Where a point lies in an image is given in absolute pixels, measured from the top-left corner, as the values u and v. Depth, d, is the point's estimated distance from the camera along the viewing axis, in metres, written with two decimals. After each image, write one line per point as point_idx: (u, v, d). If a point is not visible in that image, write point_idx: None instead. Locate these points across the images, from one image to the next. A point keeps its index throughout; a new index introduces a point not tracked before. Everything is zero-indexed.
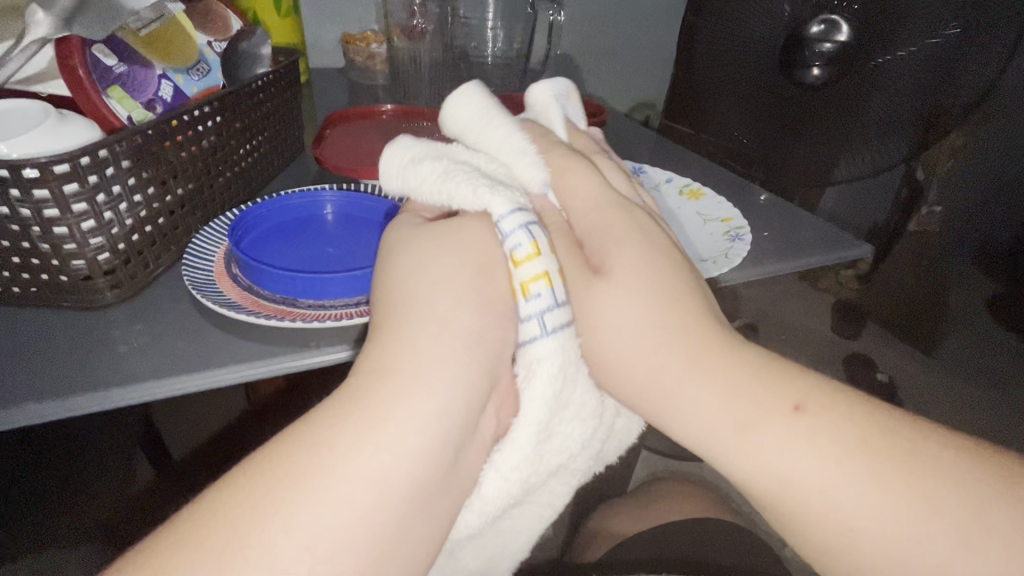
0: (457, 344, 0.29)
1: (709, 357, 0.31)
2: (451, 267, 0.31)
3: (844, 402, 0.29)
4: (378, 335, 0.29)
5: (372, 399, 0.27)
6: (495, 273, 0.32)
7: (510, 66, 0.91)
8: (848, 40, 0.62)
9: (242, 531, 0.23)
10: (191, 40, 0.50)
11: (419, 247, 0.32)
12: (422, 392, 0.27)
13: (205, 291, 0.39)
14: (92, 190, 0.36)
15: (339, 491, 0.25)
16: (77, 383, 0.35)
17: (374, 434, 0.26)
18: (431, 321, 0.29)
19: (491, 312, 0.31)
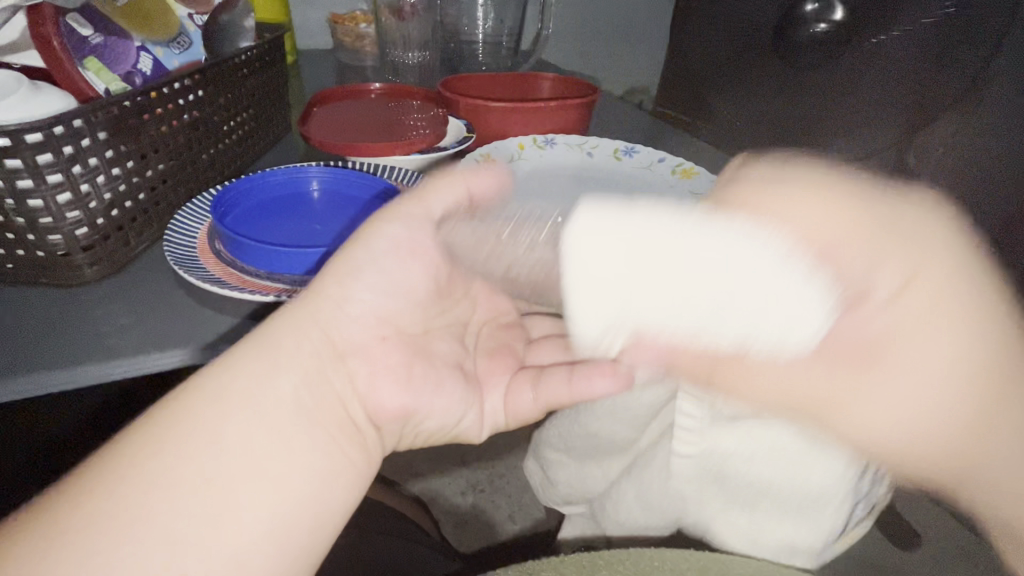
0: (307, 324, 0.33)
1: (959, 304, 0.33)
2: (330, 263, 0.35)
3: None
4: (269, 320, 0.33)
5: (243, 370, 0.31)
6: (360, 251, 0.34)
7: (501, 45, 0.89)
8: (844, 19, 0.59)
9: (129, 476, 0.28)
10: (169, 13, 0.49)
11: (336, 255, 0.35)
12: (286, 363, 0.32)
13: (188, 267, 0.38)
14: (66, 161, 0.35)
15: (205, 442, 0.29)
16: (58, 359, 0.34)
17: (240, 397, 0.31)
18: (305, 308, 0.33)
19: (347, 294, 0.34)
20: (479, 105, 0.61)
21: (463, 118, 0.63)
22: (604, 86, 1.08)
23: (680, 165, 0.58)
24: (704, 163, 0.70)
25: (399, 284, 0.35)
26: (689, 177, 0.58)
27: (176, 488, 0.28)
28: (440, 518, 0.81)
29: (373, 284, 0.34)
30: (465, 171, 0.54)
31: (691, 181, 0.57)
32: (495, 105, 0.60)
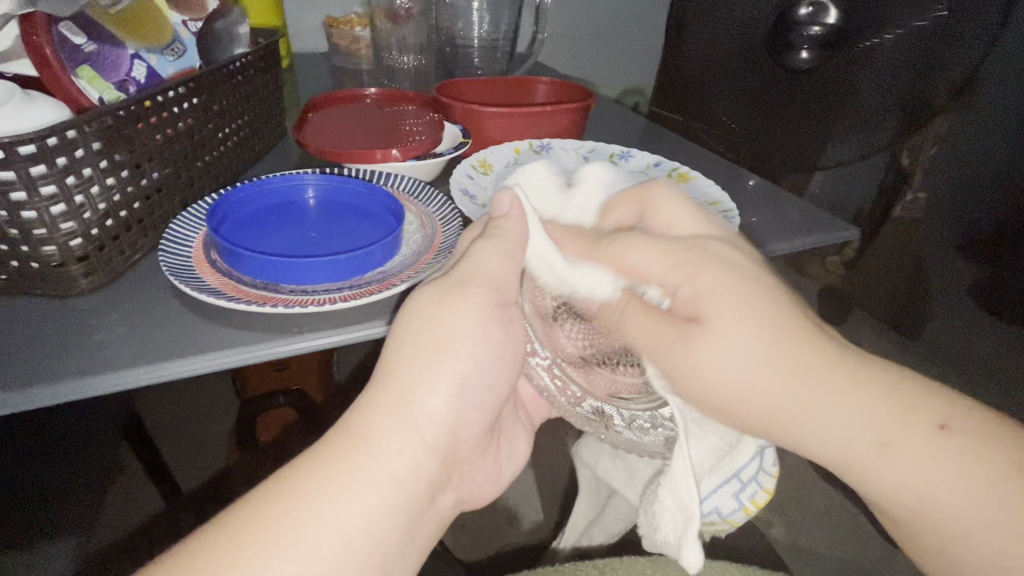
0: (398, 422, 0.33)
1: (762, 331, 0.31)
2: (435, 334, 0.34)
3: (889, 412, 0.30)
4: (369, 399, 0.33)
5: (343, 462, 0.31)
6: (462, 348, 0.34)
7: (497, 49, 0.89)
8: (837, 24, 0.62)
9: (235, 568, 0.27)
10: (164, 20, 0.48)
11: (435, 320, 0.34)
12: (388, 452, 0.32)
13: (183, 277, 0.38)
14: (60, 173, 0.34)
15: (312, 537, 0.29)
16: (51, 372, 0.34)
17: (345, 487, 0.30)
18: (413, 399, 0.33)
19: (453, 396, 0.34)
20: (474, 111, 0.60)
21: (459, 123, 0.63)
22: (599, 88, 1.08)
23: (676, 169, 0.59)
24: (698, 167, 0.71)
25: (490, 381, 0.36)
26: (685, 181, 0.58)
27: None
28: None
29: (473, 379, 0.35)
30: (462, 177, 0.54)
31: (688, 186, 0.57)
32: (492, 111, 0.60)
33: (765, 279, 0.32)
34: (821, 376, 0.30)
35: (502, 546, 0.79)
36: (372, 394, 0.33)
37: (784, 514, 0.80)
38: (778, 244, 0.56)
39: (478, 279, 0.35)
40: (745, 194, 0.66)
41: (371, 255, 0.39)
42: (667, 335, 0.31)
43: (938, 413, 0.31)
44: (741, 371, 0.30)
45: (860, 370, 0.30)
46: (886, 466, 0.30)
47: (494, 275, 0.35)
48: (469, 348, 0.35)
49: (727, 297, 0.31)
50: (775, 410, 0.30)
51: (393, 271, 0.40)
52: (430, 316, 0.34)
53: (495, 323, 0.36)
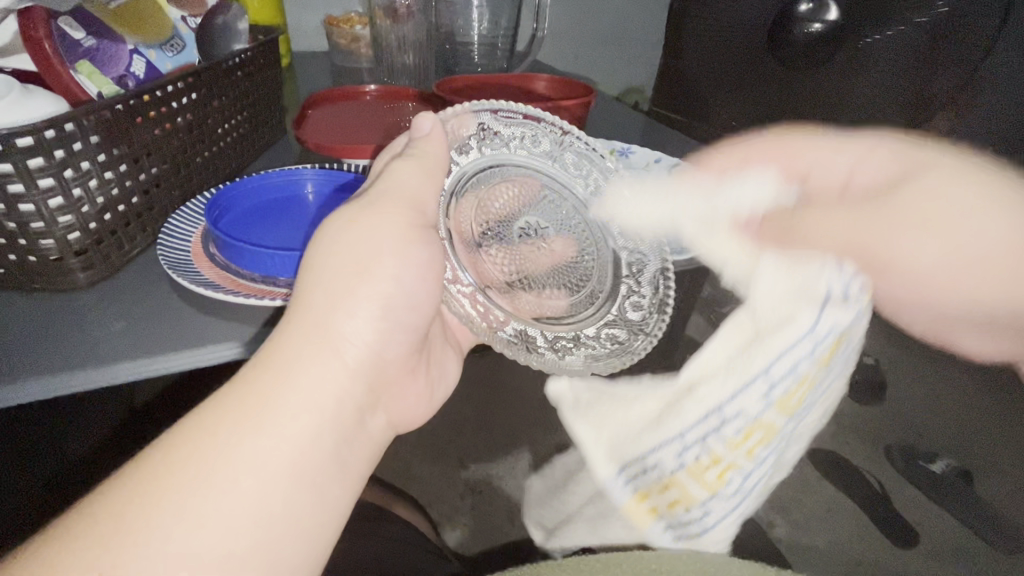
0: (317, 344, 0.32)
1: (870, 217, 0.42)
2: (351, 257, 0.33)
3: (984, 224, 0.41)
4: (284, 325, 0.32)
5: (255, 389, 0.30)
6: (381, 272, 0.34)
7: (496, 47, 0.89)
8: (837, 20, 0.60)
9: (150, 507, 0.27)
10: (163, 17, 0.49)
11: (347, 242, 0.33)
12: (311, 372, 0.31)
13: (182, 271, 0.37)
14: (58, 165, 0.34)
15: (234, 469, 0.28)
16: (50, 365, 0.34)
17: (262, 416, 0.29)
18: (328, 318, 0.32)
19: (373, 316, 0.34)
20: None
21: (459, 120, 0.63)
22: (599, 86, 1.08)
23: (677, 165, 0.58)
24: None
25: (413, 303, 0.36)
26: None
27: (203, 528, 0.27)
28: (440, 522, 0.81)
29: (396, 301, 0.35)
30: None
31: None
32: None
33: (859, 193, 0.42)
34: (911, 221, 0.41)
35: (504, 544, 0.79)
36: (289, 319, 0.32)
37: (788, 512, 0.80)
38: None
39: (395, 198, 0.34)
40: None
41: None
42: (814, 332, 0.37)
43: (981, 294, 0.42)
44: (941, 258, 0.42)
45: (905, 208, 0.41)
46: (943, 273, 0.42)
47: (410, 193, 0.35)
48: (387, 270, 0.34)
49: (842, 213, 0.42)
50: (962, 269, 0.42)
51: None
52: (347, 236, 0.34)
53: (415, 243, 0.35)
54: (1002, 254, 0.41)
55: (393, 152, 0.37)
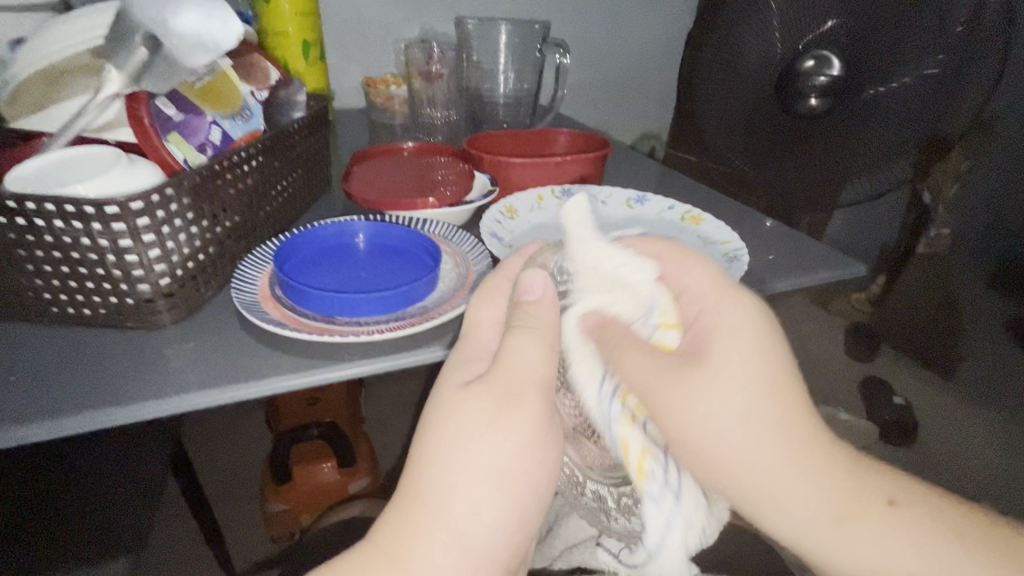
0: (451, 542, 0.35)
1: (795, 436, 0.38)
2: (490, 457, 0.36)
3: (911, 489, 0.40)
4: (420, 513, 0.36)
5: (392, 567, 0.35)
6: (515, 474, 0.37)
7: (520, 103, 0.98)
8: (841, 74, 0.68)
9: None
10: (237, 90, 0.57)
11: (484, 441, 0.36)
12: (441, 564, 0.35)
13: (253, 310, 0.43)
14: (159, 223, 0.41)
15: None
16: (143, 393, 0.39)
17: None
18: (461, 513, 0.36)
19: (504, 518, 0.37)
20: (501, 161, 0.67)
21: (488, 172, 0.70)
22: (619, 135, 1.15)
23: (688, 212, 0.63)
24: (711, 209, 0.76)
25: (541, 500, 0.39)
26: (697, 223, 0.62)
27: None
28: None
29: (521, 499, 0.37)
30: (491, 222, 0.60)
31: (699, 228, 0.61)
32: (518, 162, 0.66)
33: (761, 328, 0.39)
34: (818, 455, 0.38)
35: None
36: (426, 509, 0.36)
37: None
38: (789, 279, 0.61)
39: (522, 386, 0.37)
40: (757, 233, 0.70)
41: (414, 291, 0.44)
42: (661, 376, 0.36)
43: (886, 489, 0.39)
44: (728, 420, 0.37)
45: (800, 404, 0.38)
46: (837, 535, 0.38)
47: (535, 382, 0.37)
48: (510, 470, 0.36)
49: (715, 318, 0.39)
50: (736, 450, 0.37)
51: (432, 305, 0.45)
52: (479, 434, 0.36)
53: (543, 439, 0.37)
54: (853, 464, 0.39)
55: (505, 297, 0.41)
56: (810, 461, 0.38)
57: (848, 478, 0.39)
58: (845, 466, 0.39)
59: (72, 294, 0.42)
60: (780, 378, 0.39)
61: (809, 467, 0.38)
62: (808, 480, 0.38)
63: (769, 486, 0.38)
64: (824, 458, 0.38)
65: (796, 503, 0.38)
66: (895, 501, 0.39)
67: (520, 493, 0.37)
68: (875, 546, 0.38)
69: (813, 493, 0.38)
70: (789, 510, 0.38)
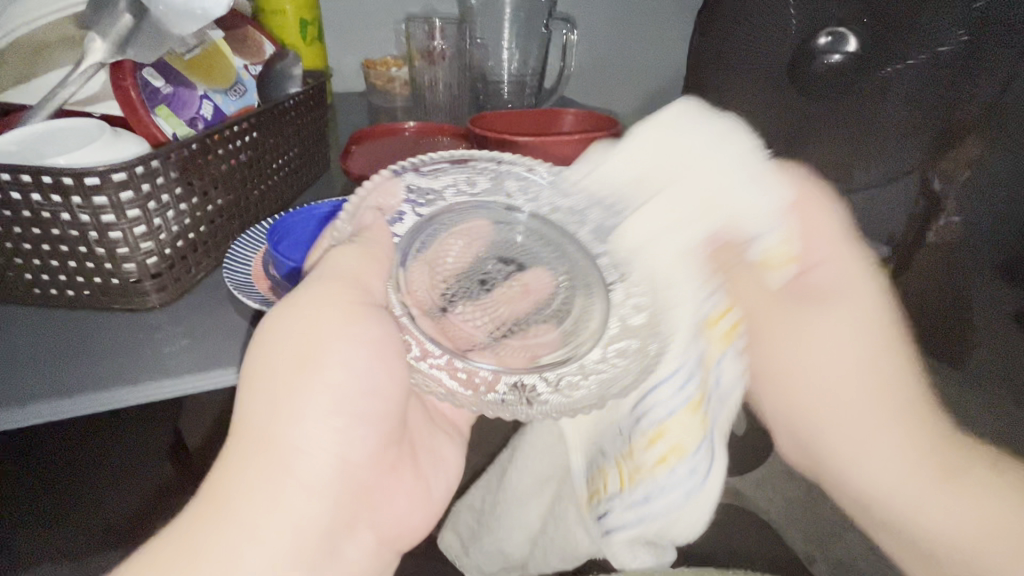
0: (283, 443, 0.34)
1: (904, 424, 0.50)
2: (320, 347, 0.35)
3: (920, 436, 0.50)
4: (254, 418, 0.34)
5: (237, 483, 0.32)
6: (340, 354, 0.36)
7: (525, 84, 0.95)
8: (857, 51, 0.64)
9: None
10: (229, 64, 0.54)
11: (301, 329, 0.35)
12: (294, 463, 0.34)
13: (246, 292, 0.41)
14: (144, 198, 0.38)
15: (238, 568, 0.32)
16: (127, 376, 0.37)
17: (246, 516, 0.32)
18: (297, 403, 0.34)
19: (345, 400, 0.36)
20: (506, 141, 0.64)
21: (492, 153, 0.67)
22: (624, 120, 1.12)
23: None
24: None
25: (388, 382, 0.38)
26: None
27: None
28: None
29: (352, 453, 0.37)
30: None
31: None
32: (524, 140, 0.63)
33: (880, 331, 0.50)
34: (911, 424, 0.50)
35: None
36: (258, 413, 0.34)
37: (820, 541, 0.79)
38: None
39: (343, 287, 0.36)
40: None
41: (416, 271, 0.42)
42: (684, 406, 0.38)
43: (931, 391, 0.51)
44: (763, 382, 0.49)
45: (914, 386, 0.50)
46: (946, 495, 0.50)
47: (351, 274, 0.36)
48: (337, 427, 0.36)
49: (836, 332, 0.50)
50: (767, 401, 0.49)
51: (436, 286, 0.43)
52: (301, 392, 0.35)
53: (364, 386, 0.37)
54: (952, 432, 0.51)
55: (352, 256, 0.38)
56: (908, 434, 0.50)
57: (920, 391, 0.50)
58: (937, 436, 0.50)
59: (54, 272, 0.40)
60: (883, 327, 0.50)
61: (921, 443, 0.50)
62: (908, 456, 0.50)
63: (860, 455, 0.52)
64: (909, 393, 0.50)
65: (889, 465, 0.51)
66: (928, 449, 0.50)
67: (350, 368, 0.36)
68: (907, 484, 0.50)
69: (909, 451, 0.50)
70: (881, 463, 0.51)
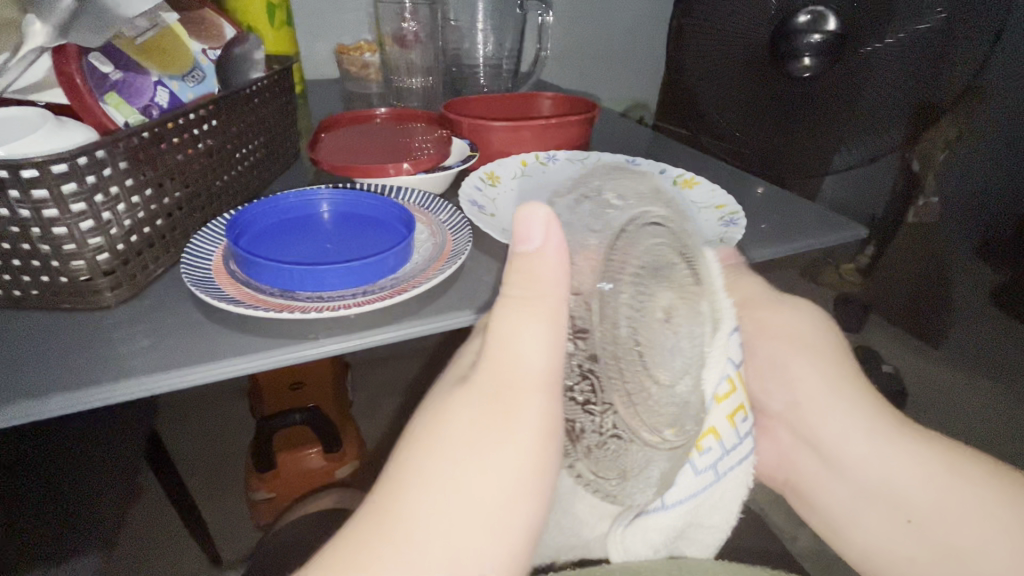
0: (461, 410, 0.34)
1: (893, 434, 0.46)
2: (517, 327, 0.34)
3: (930, 444, 0.45)
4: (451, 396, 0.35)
5: (423, 459, 0.33)
6: (536, 334, 0.33)
7: (501, 69, 0.93)
8: (837, 29, 0.64)
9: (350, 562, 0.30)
10: (187, 51, 0.52)
11: (502, 321, 0.34)
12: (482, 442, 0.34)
13: (204, 288, 0.39)
14: (89, 190, 0.36)
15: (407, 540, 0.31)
16: (80, 380, 0.35)
17: (422, 491, 0.32)
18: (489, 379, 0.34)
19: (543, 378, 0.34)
20: (481, 125, 0.62)
21: (467, 138, 0.65)
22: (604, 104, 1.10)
23: (681, 175, 0.60)
24: (706, 175, 0.72)
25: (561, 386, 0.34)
26: (690, 186, 0.59)
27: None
28: None
29: (519, 525, 0.34)
30: (471, 189, 0.55)
31: (692, 191, 0.57)
32: (497, 125, 0.61)
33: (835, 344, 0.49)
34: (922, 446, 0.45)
35: None
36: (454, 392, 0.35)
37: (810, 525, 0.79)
38: (784, 244, 0.57)
39: (544, 292, 0.33)
40: (753, 198, 0.67)
41: (385, 263, 0.40)
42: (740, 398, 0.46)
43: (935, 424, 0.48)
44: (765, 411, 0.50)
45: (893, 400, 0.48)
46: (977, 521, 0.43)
47: (552, 293, 0.33)
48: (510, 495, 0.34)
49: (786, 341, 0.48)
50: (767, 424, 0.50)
51: (406, 277, 0.41)
52: (480, 446, 0.34)
53: (545, 446, 0.34)
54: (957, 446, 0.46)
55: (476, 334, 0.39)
56: (915, 453, 0.45)
57: (913, 439, 0.45)
58: (944, 446, 0.45)
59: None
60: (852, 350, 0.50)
61: (930, 458, 0.45)
62: (933, 479, 0.44)
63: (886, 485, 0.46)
64: (894, 432, 0.46)
65: (910, 492, 0.45)
66: (914, 520, 0.45)
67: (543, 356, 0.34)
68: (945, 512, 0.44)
69: (925, 472, 0.44)
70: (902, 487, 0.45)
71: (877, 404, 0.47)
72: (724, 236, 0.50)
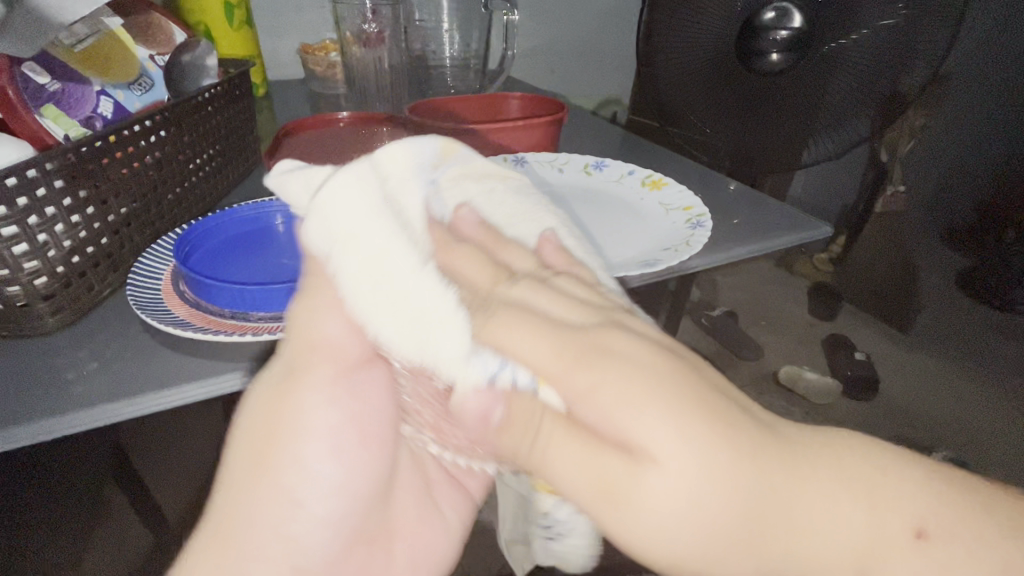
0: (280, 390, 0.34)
1: (861, 519, 0.23)
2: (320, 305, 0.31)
3: (948, 520, 0.24)
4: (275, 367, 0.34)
5: (253, 443, 0.34)
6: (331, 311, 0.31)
7: (468, 68, 0.92)
8: (802, 26, 0.64)
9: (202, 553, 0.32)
10: (131, 57, 0.49)
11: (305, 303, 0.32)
12: (298, 406, 0.34)
13: (153, 310, 0.37)
14: (22, 212, 0.35)
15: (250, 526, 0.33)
16: (16, 412, 0.33)
17: (253, 478, 0.33)
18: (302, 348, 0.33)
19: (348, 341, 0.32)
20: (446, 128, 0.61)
21: None
22: (577, 101, 1.10)
23: (649, 176, 0.59)
24: (676, 175, 0.72)
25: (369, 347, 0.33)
26: (658, 188, 0.58)
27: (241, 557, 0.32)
28: None
29: (353, 484, 0.37)
30: None
31: (660, 193, 0.57)
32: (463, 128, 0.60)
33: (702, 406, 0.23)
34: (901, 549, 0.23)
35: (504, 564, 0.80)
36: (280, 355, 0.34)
37: None
38: (754, 243, 0.57)
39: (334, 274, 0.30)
40: (724, 196, 0.67)
41: None
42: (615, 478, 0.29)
43: (916, 513, 0.24)
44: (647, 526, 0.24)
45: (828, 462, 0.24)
46: None
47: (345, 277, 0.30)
48: (337, 463, 0.36)
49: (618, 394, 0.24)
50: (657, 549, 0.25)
51: None
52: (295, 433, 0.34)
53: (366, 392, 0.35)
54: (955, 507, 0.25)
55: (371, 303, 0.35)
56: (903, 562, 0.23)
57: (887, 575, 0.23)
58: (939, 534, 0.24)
59: None
60: (722, 416, 0.23)
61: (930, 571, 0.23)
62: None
63: None
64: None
65: None
66: None
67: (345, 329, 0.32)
68: None
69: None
70: None
71: (826, 530, 0.23)
72: (691, 238, 0.50)
